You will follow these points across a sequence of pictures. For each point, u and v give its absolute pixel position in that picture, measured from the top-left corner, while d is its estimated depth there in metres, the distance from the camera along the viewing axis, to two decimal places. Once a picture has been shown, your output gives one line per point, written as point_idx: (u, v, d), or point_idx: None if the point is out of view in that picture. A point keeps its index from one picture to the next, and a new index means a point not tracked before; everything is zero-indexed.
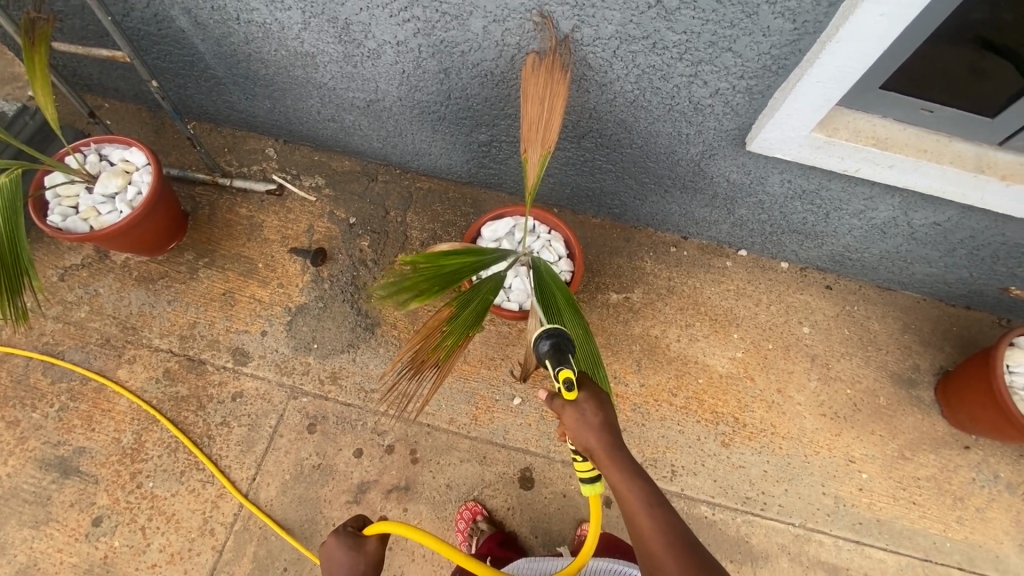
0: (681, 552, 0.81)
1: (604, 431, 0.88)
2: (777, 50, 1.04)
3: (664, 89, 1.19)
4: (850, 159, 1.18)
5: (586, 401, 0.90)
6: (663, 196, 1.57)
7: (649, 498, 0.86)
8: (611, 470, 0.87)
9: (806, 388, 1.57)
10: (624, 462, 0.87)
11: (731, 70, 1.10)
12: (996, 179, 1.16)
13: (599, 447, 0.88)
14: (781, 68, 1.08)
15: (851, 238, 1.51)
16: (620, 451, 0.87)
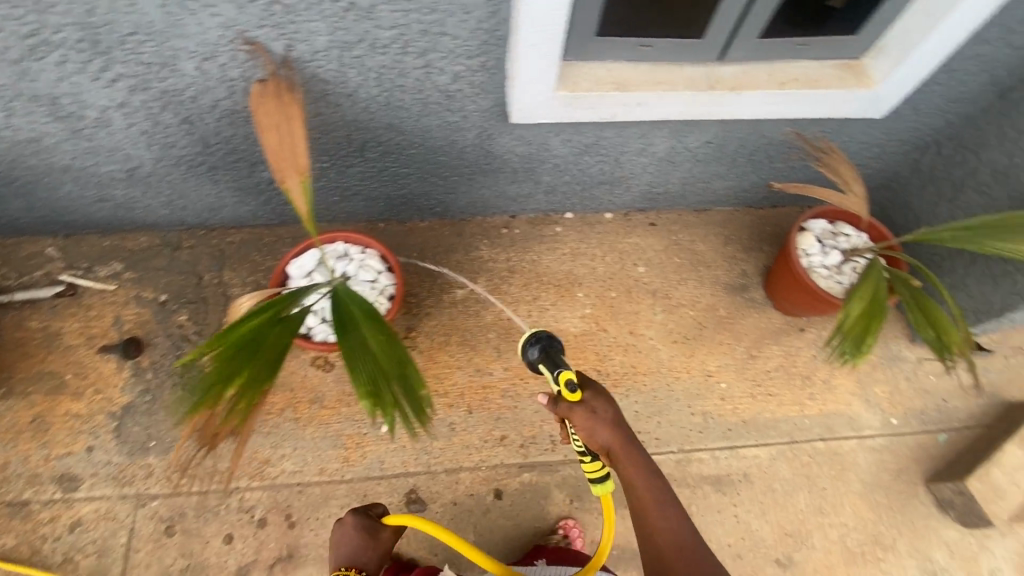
0: (683, 556, 0.99)
1: (616, 428, 0.97)
2: (486, 23, 1.06)
3: (409, 85, 1.18)
4: (602, 108, 1.23)
5: (594, 401, 0.97)
6: (470, 184, 1.58)
7: (659, 497, 1.02)
8: (630, 468, 0.98)
9: (654, 322, 1.68)
10: (639, 457, 0.99)
11: (456, 53, 1.11)
12: (729, 92, 1.24)
13: (617, 443, 0.97)
14: (499, 39, 1.09)
15: (647, 176, 1.63)
16: (637, 448, 0.98)
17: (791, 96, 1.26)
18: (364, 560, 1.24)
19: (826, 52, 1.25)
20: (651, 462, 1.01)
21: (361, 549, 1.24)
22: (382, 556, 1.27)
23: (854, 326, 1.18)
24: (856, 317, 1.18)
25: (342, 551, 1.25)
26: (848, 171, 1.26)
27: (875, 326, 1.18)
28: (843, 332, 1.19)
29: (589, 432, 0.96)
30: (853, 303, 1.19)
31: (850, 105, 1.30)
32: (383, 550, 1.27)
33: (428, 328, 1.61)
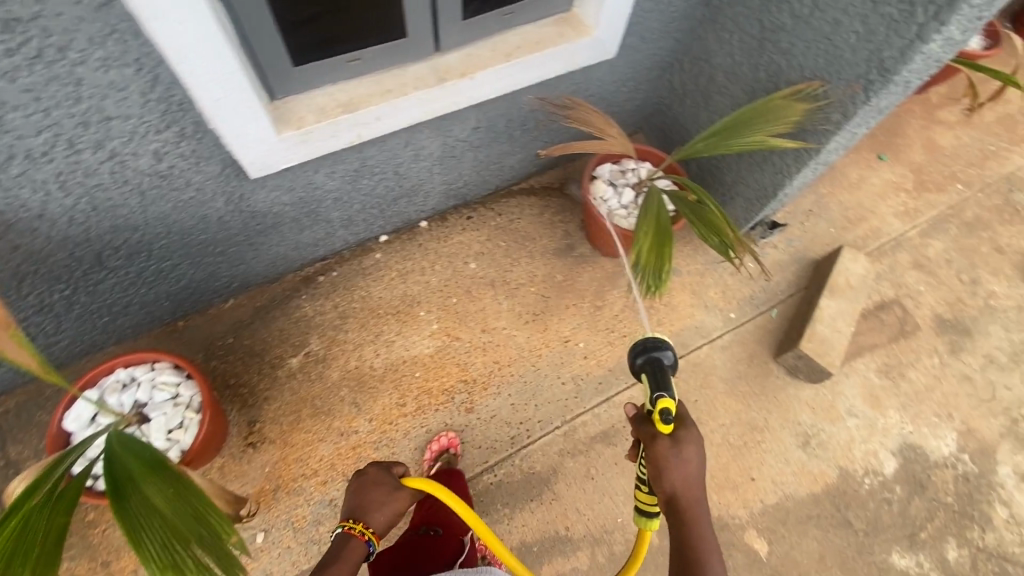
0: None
1: (689, 479, 0.97)
2: (153, 93, 0.94)
3: (106, 183, 1.05)
4: (340, 135, 1.16)
5: (687, 445, 0.99)
6: (257, 249, 1.45)
7: (713, 550, 0.95)
8: (693, 518, 0.95)
9: (502, 312, 1.65)
10: (705, 519, 0.96)
11: (140, 132, 0.99)
12: (461, 79, 1.22)
13: (687, 490, 0.96)
14: (181, 104, 0.98)
15: (438, 175, 1.57)
16: (700, 508, 0.96)
17: (521, 64, 1.27)
18: (375, 518, 1.04)
19: (537, 12, 1.26)
20: (710, 543, 0.95)
21: (374, 504, 1.05)
22: (394, 517, 1.06)
23: (650, 259, 1.25)
24: (647, 251, 1.26)
25: (370, 506, 1.05)
26: (598, 118, 1.31)
27: (666, 252, 1.25)
28: (642, 268, 1.26)
29: (661, 467, 0.98)
30: (642, 240, 1.26)
31: (578, 56, 1.34)
32: (396, 511, 1.06)
33: (272, 414, 1.48)
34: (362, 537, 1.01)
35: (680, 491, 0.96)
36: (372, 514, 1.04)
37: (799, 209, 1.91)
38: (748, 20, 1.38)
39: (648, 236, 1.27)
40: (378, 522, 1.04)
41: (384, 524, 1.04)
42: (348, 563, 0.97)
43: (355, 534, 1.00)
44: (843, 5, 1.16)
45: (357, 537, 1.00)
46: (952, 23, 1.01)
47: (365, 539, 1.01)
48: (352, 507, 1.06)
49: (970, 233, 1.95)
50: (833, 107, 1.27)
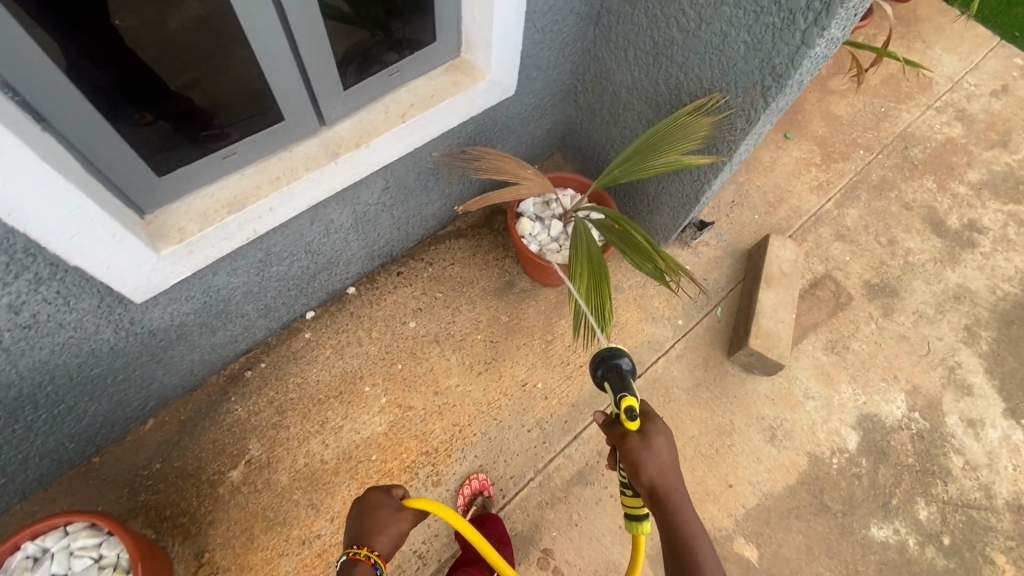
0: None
1: (665, 469, 0.93)
2: None
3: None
4: (231, 236, 1.05)
5: (654, 436, 0.95)
6: (166, 363, 1.30)
7: (701, 537, 0.92)
8: (677, 508, 0.92)
9: (452, 368, 1.57)
10: (687, 508, 0.92)
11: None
12: (356, 149, 1.12)
13: (663, 482, 0.93)
14: (26, 250, 0.84)
15: (356, 241, 1.46)
16: (682, 498, 0.92)
17: (418, 122, 1.18)
18: (377, 541, 0.99)
19: (424, 64, 1.19)
20: (697, 529, 0.92)
21: (375, 527, 1.00)
22: (398, 541, 1.02)
23: (588, 299, 1.22)
24: (583, 290, 1.23)
25: (372, 530, 1.00)
26: (509, 163, 1.25)
27: (602, 289, 1.22)
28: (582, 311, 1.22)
29: (635, 464, 0.94)
30: (574, 279, 1.25)
31: (477, 100, 1.27)
32: (400, 533, 1.02)
33: (220, 538, 1.33)
34: (368, 560, 0.95)
35: (658, 483, 0.92)
36: (376, 537, 1.00)
37: (722, 202, 1.94)
38: (638, 38, 1.37)
39: (580, 275, 1.25)
40: (383, 545, 0.99)
41: (390, 546, 0.99)
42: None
43: (361, 558, 0.95)
44: (727, 17, 1.16)
45: (364, 562, 0.95)
46: (832, 27, 1.02)
47: (372, 563, 0.95)
48: (354, 534, 1.01)
49: (879, 195, 2.04)
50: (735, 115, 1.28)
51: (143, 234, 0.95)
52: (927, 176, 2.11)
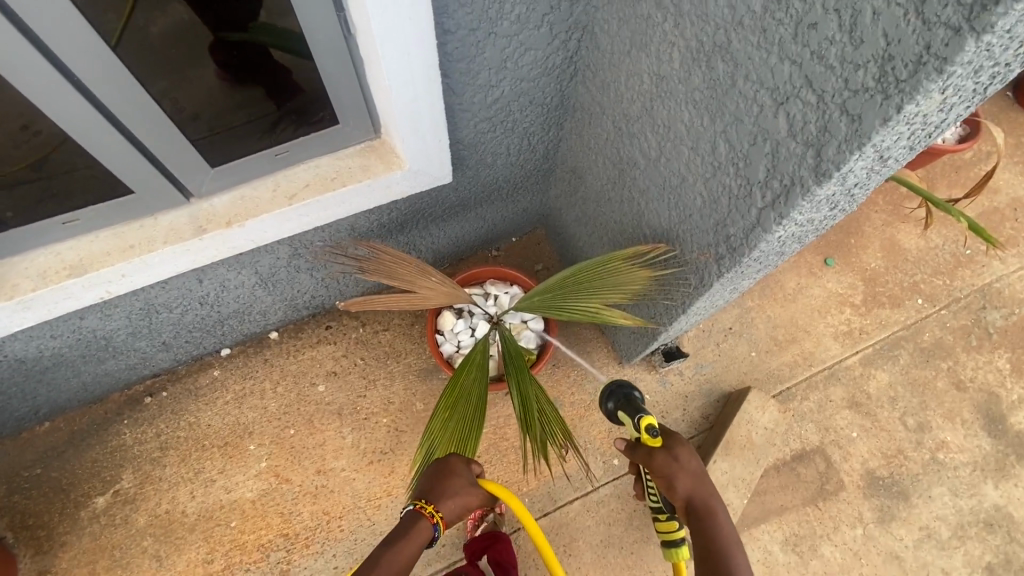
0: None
1: (698, 481, 0.92)
2: None
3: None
4: (76, 297, 0.99)
5: (677, 448, 0.94)
6: (47, 383, 1.28)
7: (737, 546, 0.89)
8: (714, 523, 0.90)
9: (344, 448, 1.45)
10: (725, 518, 0.91)
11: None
12: (227, 228, 1.01)
13: (698, 493, 0.91)
14: None
15: (266, 296, 1.37)
16: (719, 510, 0.90)
17: (311, 206, 1.05)
18: (444, 501, 0.89)
19: (329, 145, 1.05)
20: (733, 538, 0.90)
21: (448, 488, 0.89)
22: (465, 513, 0.91)
23: (443, 453, 1.00)
24: (441, 439, 1.01)
25: (442, 490, 0.90)
26: (405, 269, 1.09)
27: (464, 445, 1.00)
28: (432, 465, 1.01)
29: (665, 478, 0.92)
30: (437, 420, 1.04)
31: (395, 188, 1.12)
32: (471, 506, 0.90)
33: (65, 565, 1.32)
34: (431, 519, 0.87)
35: (692, 494, 0.91)
36: (444, 500, 0.89)
37: (717, 326, 1.65)
38: (606, 146, 1.14)
39: (447, 418, 1.03)
40: (449, 511, 0.89)
41: (456, 514, 0.89)
42: (410, 546, 0.85)
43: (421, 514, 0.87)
44: (685, 159, 0.91)
45: (427, 517, 0.87)
46: (794, 217, 0.75)
47: (434, 523, 0.87)
48: (422, 490, 0.91)
49: (926, 362, 1.64)
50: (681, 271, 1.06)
51: None
52: (1000, 353, 1.66)
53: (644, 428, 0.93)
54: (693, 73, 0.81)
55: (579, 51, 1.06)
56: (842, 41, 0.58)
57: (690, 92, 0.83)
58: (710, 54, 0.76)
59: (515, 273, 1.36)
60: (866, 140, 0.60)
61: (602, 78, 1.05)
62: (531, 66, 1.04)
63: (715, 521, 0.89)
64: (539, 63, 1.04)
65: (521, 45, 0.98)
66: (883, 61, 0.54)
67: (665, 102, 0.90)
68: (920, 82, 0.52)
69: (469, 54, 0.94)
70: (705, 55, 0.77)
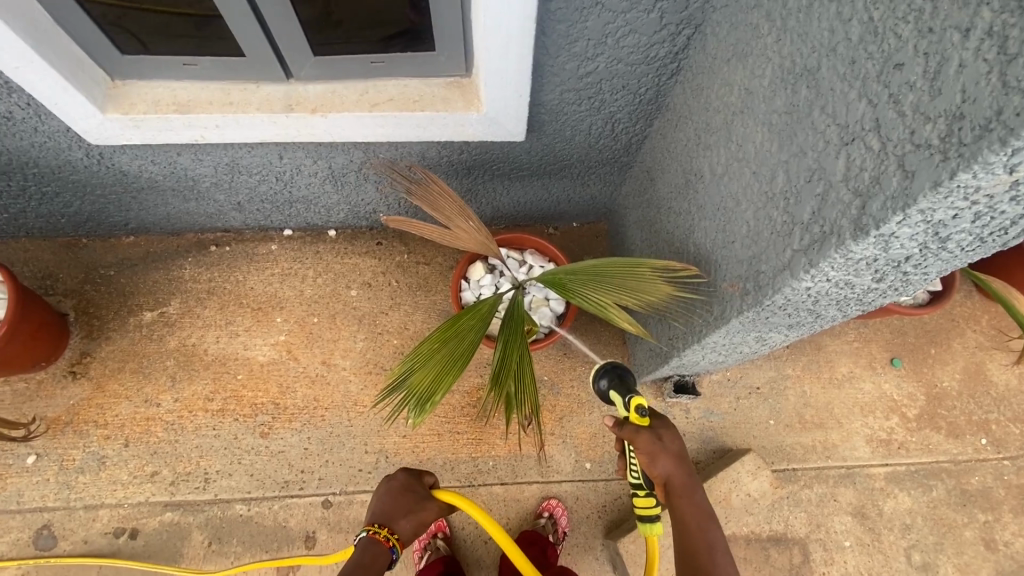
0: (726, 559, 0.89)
1: (677, 460, 0.92)
2: None
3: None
4: (176, 132, 1.13)
5: (660, 429, 0.94)
6: (140, 203, 1.48)
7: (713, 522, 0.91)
8: (690, 500, 0.91)
9: (352, 351, 1.56)
10: (700, 493, 0.93)
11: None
12: (310, 114, 1.12)
13: (678, 475, 0.92)
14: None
15: (333, 193, 1.48)
16: (697, 487, 0.92)
17: (388, 119, 1.13)
18: (399, 524, 1.09)
19: (421, 69, 1.11)
20: (707, 509, 0.92)
21: (399, 511, 1.11)
22: (418, 527, 1.12)
23: (418, 377, 1.04)
24: (422, 365, 1.06)
25: (396, 514, 1.10)
26: (450, 204, 1.15)
27: (440, 377, 1.04)
28: (404, 385, 1.05)
29: (646, 457, 0.93)
30: (424, 348, 1.08)
31: (468, 128, 1.16)
32: (422, 520, 1.12)
33: (104, 354, 1.53)
34: (388, 542, 1.06)
35: (673, 473, 0.93)
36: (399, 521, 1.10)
37: (744, 380, 1.56)
38: (682, 153, 1.11)
39: (433, 348, 1.07)
40: (404, 529, 1.10)
41: (409, 532, 1.10)
42: (374, 566, 1.02)
43: (378, 538, 1.05)
44: (743, 183, 0.87)
45: (383, 542, 1.05)
46: (824, 269, 0.71)
47: (389, 545, 1.06)
48: (378, 513, 1.11)
49: (962, 505, 1.47)
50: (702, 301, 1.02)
51: (99, 93, 1.08)
52: None
53: (633, 407, 0.92)
54: (778, 94, 0.77)
55: (686, 49, 1.04)
56: (922, 89, 0.53)
57: (770, 114, 0.79)
58: (798, 78, 0.72)
59: (545, 244, 1.39)
60: (912, 202, 0.55)
61: (698, 83, 1.02)
62: (632, 50, 1.03)
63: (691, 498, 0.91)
64: (641, 49, 1.03)
65: (626, 24, 0.97)
66: (953, 119, 0.50)
67: (745, 120, 0.86)
68: (981, 150, 0.48)
69: (571, 18, 0.95)
70: (793, 78, 0.73)
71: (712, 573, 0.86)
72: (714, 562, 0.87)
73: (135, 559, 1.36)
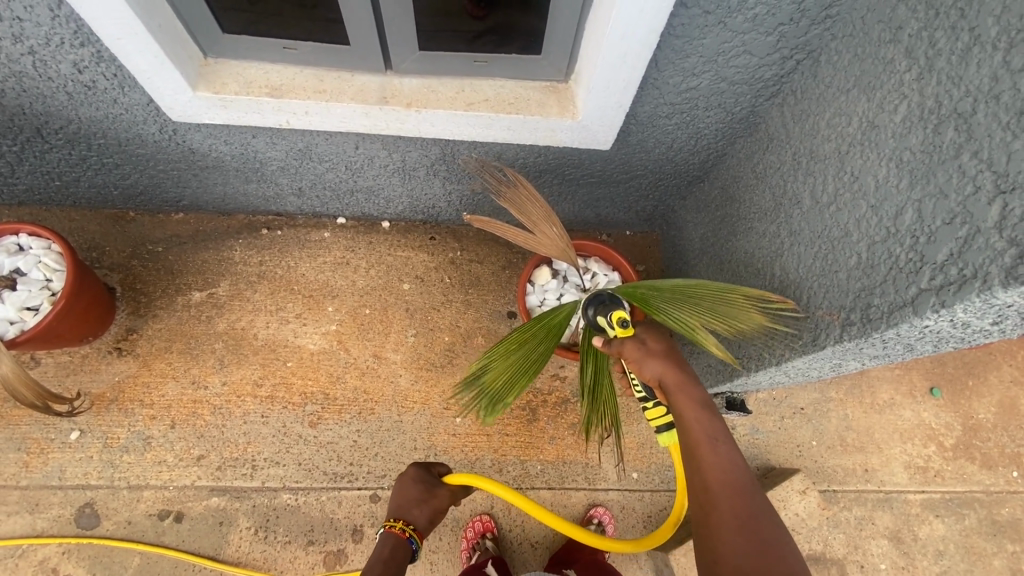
0: (729, 452, 0.82)
1: (667, 359, 0.90)
2: (63, 10, 0.94)
3: (27, 71, 1.08)
4: (263, 115, 1.11)
5: (643, 332, 0.93)
6: (200, 181, 1.45)
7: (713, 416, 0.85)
8: (686, 394, 0.87)
9: (403, 345, 1.55)
10: (697, 386, 0.88)
11: (55, 41, 1.01)
12: (403, 107, 1.10)
13: (667, 373, 0.89)
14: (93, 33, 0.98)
15: (399, 185, 1.46)
16: (692, 380, 0.87)
17: (482, 119, 1.12)
18: (413, 515, 1.14)
19: (520, 71, 1.10)
20: (707, 403, 0.87)
21: (412, 502, 1.15)
22: (433, 515, 1.17)
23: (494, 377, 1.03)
24: (501, 364, 1.04)
25: (408, 505, 1.16)
26: (536, 208, 1.13)
27: (517, 378, 1.03)
28: (479, 382, 1.04)
29: (633, 363, 0.91)
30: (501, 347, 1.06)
31: (559, 135, 1.16)
32: (435, 507, 1.17)
33: (151, 332, 1.50)
34: (404, 534, 1.12)
35: (662, 374, 0.89)
36: (412, 511, 1.15)
37: (789, 401, 1.58)
38: (774, 176, 1.12)
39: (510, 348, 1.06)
40: (418, 518, 1.15)
41: (424, 520, 1.14)
42: (394, 559, 1.07)
43: (396, 532, 1.11)
44: (857, 215, 0.88)
45: (399, 534, 1.11)
46: (956, 310, 0.71)
47: (407, 536, 1.11)
48: (394, 507, 1.17)
49: (993, 535, 1.51)
50: (789, 325, 1.03)
51: (193, 70, 1.05)
52: None
53: (617, 319, 0.93)
54: (913, 132, 0.78)
55: (792, 73, 1.05)
56: None
57: (901, 150, 0.80)
58: (943, 119, 0.73)
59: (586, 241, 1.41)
60: None
61: (803, 108, 1.03)
62: (739, 70, 1.04)
63: (686, 391, 0.86)
64: (749, 70, 1.03)
65: (742, 44, 0.98)
66: None
67: (865, 152, 0.87)
68: None
69: (690, 35, 0.96)
70: (937, 118, 0.74)
71: (714, 465, 0.80)
72: (716, 454, 0.81)
73: (179, 543, 1.34)
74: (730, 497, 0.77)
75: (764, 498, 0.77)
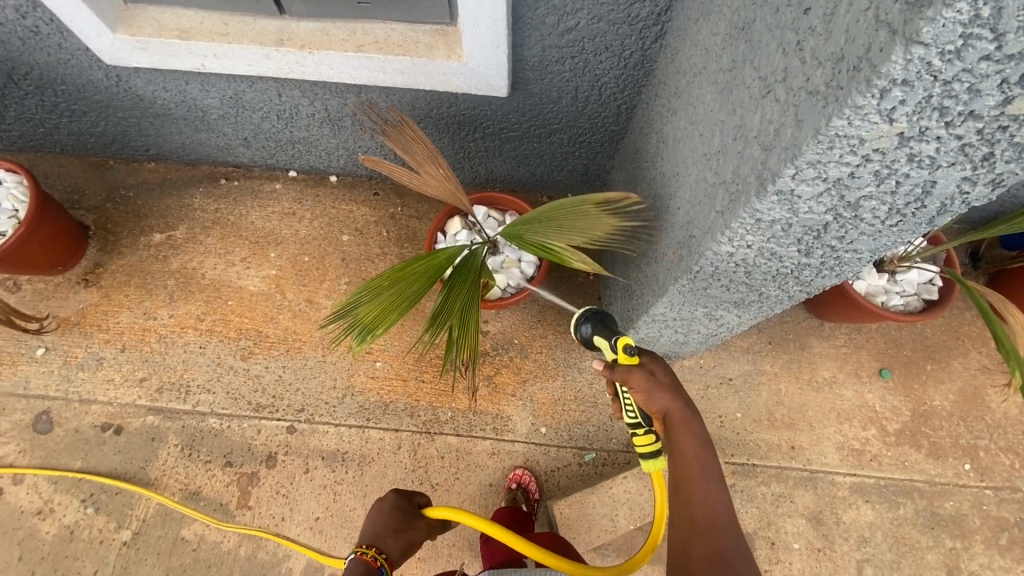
0: (716, 490, 0.83)
1: (674, 393, 0.87)
2: None
3: None
4: (179, 58, 1.21)
5: (651, 363, 0.89)
6: (158, 129, 1.59)
7: (708, 456, 0.85)
8: (688, 431, 0.86)
9: (336, 292, 1.63)
10: (698, 422, 0.87)
11: None
12: (297, 49, 1.16)
13: (673, 407, 0.87)
14: None
15: (332, 136, 1.53)
16: (694, 416, 0.87)
17: (372, 61, 1.16)
18: (388, 542, 1.00)
19: (408, 14, 1.14)
20: (705, 440, 0.87)
21: (387, 528, 1.01)
22: (409, 546, 1.03)
23: (367, 310, 1.06)
24: (373, 298, 1.07)
25: (383, 531, 1.01)
26: (421, 150, 1.15)
27: (386, 313, 1.06)
28: (351, 315, 1.06)
29: (642, 395, 0.88)
30: (374, 283, 1.09)
31: (451, 79, 1.18)
32: (412, 539, 1.03)
33: (114, 266, 1.66)
34: (374, 562, 0.96)
35: (668, 409, 0.87)
36: (387, 539, 1.00)
37: (717, 371, 1.53)
38: (657, 120, 1.09)
39: (383, 284, 1.09)
40: (392, 547, 1.00)
41: (399, 551, 1.00)
42: None
43: (366, 560, 0.95)
44: (691, 147, 0.86)
45: (369, 561, 0.95)
46: (737, 231, 0.69)
47: (378, 566, 0.96)
48: (367, 533, 1.02)
49: (929, 528, 1.40)
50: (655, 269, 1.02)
51: (112, 14, 1.17)
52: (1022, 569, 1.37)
53: (622, 347, 0.88)
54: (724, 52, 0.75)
55: (668, 11, 1.02)
56: (819, 33, 0.51)
57: (717, 73, 0.77)
58: (739, 34, 0.70)
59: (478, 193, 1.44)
60: (799, 152, 0.54)
61: (675, 46, 1.00)
62: (612, 8, 1.02)
63: (688, 428, 0.86)
64: (622, 7, 1.02)
65: None
66: (836, 62, 0.49)
67: (700, 81, 0.84)
68: (851, 92, 0.46)
69: None
70: (737, 33, 0.71)
71: (702, 501, 0.82)
72: (707, 490, 0.82)
73: (117, 453, 1.48)
74: (711, 535, 0.79)
75: (741, 538, 0.79)
